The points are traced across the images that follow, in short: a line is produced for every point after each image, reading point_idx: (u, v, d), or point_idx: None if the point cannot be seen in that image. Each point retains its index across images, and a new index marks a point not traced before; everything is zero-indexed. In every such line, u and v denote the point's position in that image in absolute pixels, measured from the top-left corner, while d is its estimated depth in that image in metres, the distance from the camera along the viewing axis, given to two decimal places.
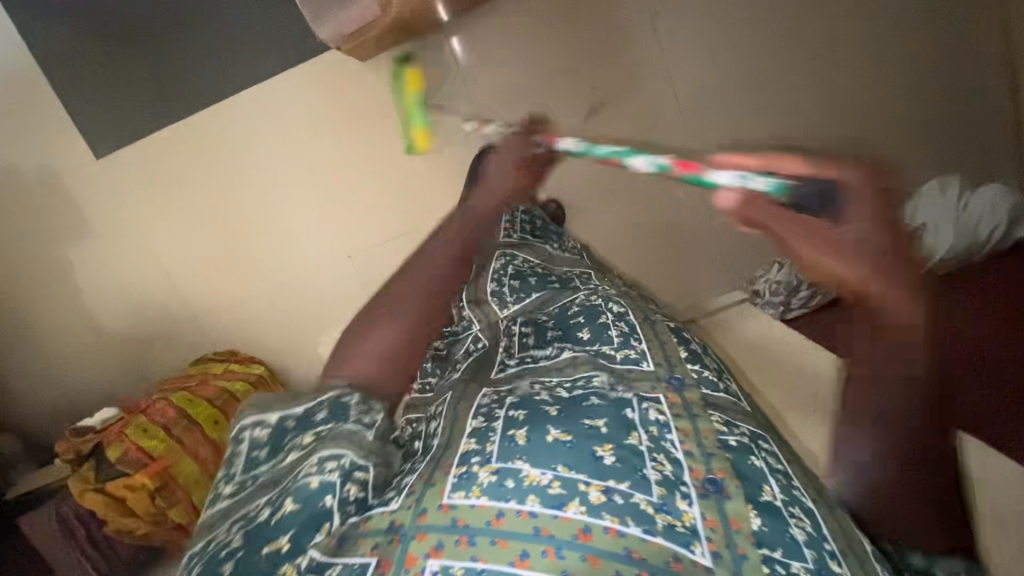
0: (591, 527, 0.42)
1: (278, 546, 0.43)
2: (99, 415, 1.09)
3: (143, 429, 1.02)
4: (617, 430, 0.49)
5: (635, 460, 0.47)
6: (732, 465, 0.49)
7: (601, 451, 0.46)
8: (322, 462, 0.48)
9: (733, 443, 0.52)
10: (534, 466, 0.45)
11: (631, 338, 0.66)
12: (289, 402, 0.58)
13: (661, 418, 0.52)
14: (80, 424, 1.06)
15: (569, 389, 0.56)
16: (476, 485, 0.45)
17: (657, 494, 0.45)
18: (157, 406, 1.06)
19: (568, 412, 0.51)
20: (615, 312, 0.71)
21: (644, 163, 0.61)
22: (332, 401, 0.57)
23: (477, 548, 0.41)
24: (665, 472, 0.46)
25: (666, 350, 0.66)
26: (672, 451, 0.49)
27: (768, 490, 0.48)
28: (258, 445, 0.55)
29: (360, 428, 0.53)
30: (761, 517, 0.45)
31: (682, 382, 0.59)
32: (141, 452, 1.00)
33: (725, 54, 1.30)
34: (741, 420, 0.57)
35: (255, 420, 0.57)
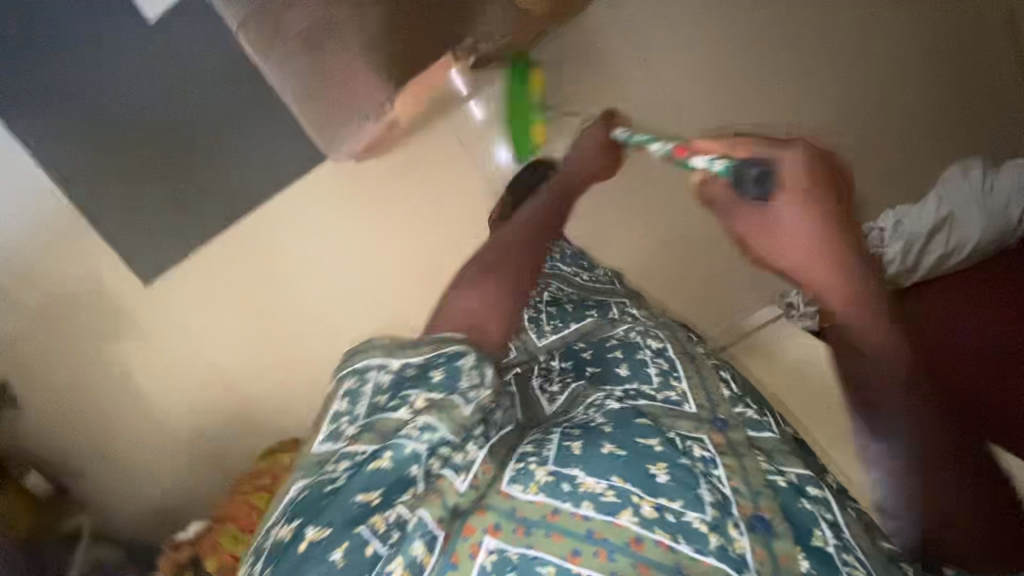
0: (643, 538, 0.45)
1: (369, 498, 0.44)
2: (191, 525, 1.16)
3: (234, 536, 1.09)
4: (669, 448, 0.52)
5: (688, 481, 0.49)
6: (781, 507, 0.52)
7: (654, 470, 0.49)
8: (422, 428, 0.46)
9: (786, 481, 0.55)
10: (590, 474, 0.48)
11: (671, 377, 0.65)
12: (410, 350, 0.53)
13: (706, 456, 0.54)
14: (178, 537, 1.15)
15: (618, 404, 0.57)
16: (533, 481, 0.47)
17: (709, 513, 0.48)
18: (242, 511, 1.13)
19: (621, 424, 0.53)
20: (654, 350, 0.70)
21: (654, 148, 0.66)
22: (443, 354, 0.52)
23: (532, 538, 0.45)
24: (717, 496, 0.50)
25: (708, 385, 0.67)
26: (722, 486, 0.51)
27: (821, 537, 0.50)
28: (374, 391, 0.51)
29: (460, 399, 0.49)
30: (809, 559, 0.48)
31: (726, 424, 0.60)
32: (236, 557, 1.07)
33: (732, 78, 1.32)
34: (785, 463, 0.58)
35: (382, 362, 0.52)
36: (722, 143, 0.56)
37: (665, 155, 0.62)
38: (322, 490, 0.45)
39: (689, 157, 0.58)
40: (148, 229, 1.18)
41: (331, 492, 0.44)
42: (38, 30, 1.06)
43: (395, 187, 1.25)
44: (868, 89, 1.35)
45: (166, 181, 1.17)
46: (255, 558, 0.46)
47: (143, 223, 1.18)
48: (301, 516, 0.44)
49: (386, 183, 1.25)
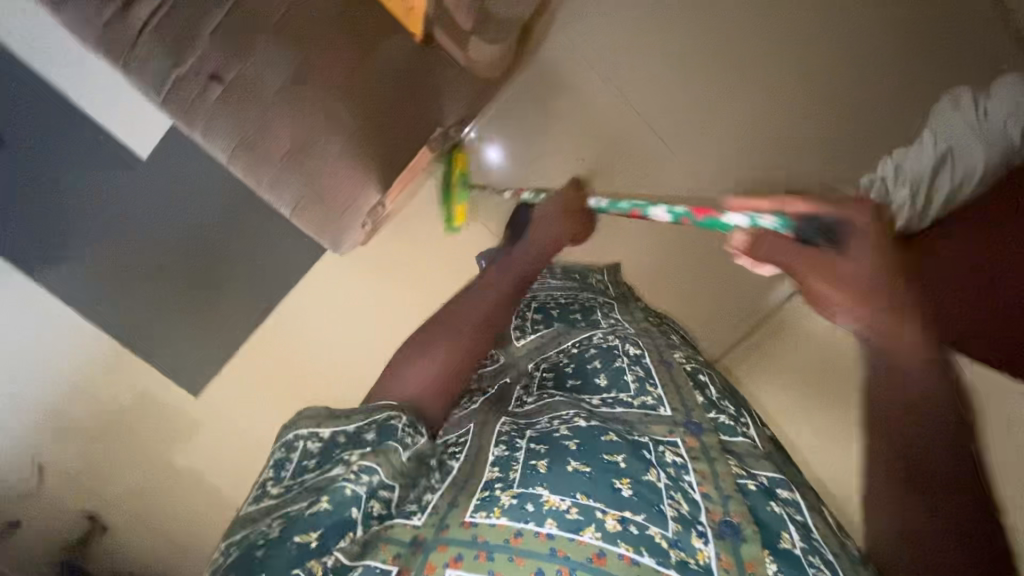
0: (607, 552, 0.39)
1: (307, 541, 0.38)
2: None
3: None
4: (635, 462, 0.45)
5: (653, 496, 0.43)
6: (750, 512, 0.45)
7: (618, 485, 0.43)
8: (361, 471, 0.42)
9: (757, 485, 0.48)
10: (554, 491, 0.42)
11: (648, 382, 0.58)
12: (341, 419, 0.48)
13: (678, 460, 0.48)
14: None
15: (587, 419, 0.50)
16: (496, 505, 0.42)
17: (671, 527, 0.41)
18: None
19: (588, 437, 0.47)
20: (631, 355, 0.62)
21: (664, 213, 0.67)
22: (373, 418, 0.48)
23: (494, 563, 0.39)
24: (681, 510, 0.43)
25: (687, 390, 0.58)
26: (690, 492, 0.45)
27: (788, 538, 0.44)
28: (308, 454, 0.46)
29: (397, 445, 0.45)
30: (778, 564, 0.42)
31: (704, 429, 0.53)
32: None
33: (726, 61, 1.20)
34: (757, 464, 0.52)
35: (310, 430, 0.48)
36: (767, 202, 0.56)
37: (684, 218, 0.63)
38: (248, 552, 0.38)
39: (721, 215, 0.57)
40: (157, 355, 1.16)
41: (268, 546, 0.38)
42: (25, 188, 1.07)
43: (392, 268, 1.26)
44: (892, 38, 1.19)
45: (173, 308, 1.18)
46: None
47: (152, 349, 1.16)
48: None
49: (383, 264, 1.26)
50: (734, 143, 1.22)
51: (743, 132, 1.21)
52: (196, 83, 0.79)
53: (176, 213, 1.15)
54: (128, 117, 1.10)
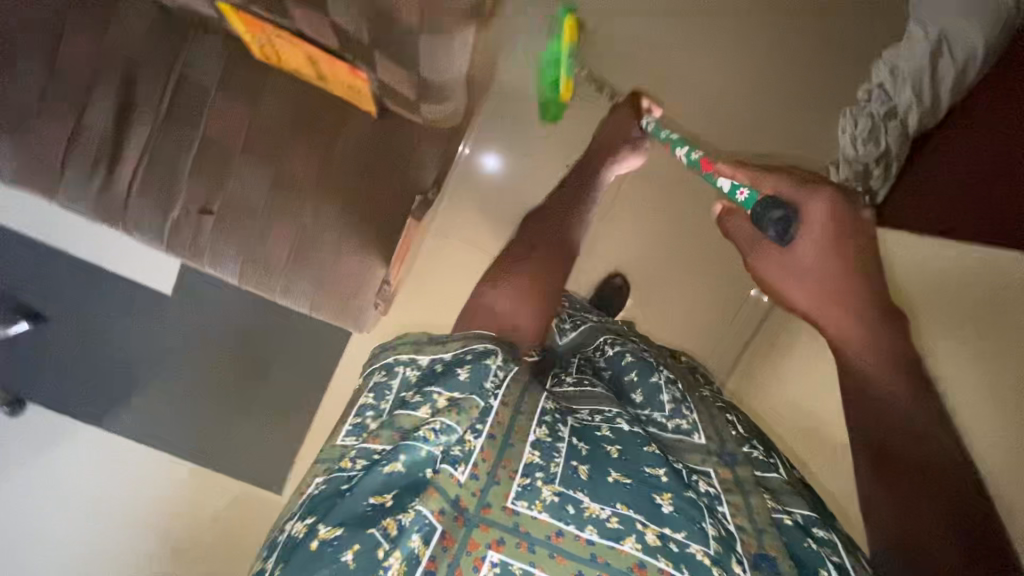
0: (647, 563, 0.37)
1: (381, 499, 0.39)
2: None
3: None
4: (677, 477, 0.42)
5: (695, 514, 0.40)
6: (786, 548, 0.41)
7: (658, 500, 0.40)
8: (438, 430, 0.41)
9: (794, 519, 0.44)
10: (595, 498, 0.40)
11: (685, 403, 0.53)
12: (438, 348, 0.49)
13: (712, 490, 0.44)
14: None
15: (630, 423, 0.47)
16: (538, 497, 0.39)
17: (713, 548, 0.38)
18: None
19: (630, 444, 0.44)
20: (667, 376, 0.57)
21: (682, 155, 0.74)
22: (468, 353, 0.47)
23: (535, 556, 0.38)
24: (721, 531, 0.40)
25: (718, 421, 0.53)
26: (726, 522, 0.41)
27: None
28: (407, 387, 0.48)
29: (480, 398, 0.43)
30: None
31: (739, 459, 0.48)
32: None
33: (703, 22, 1.11)
34: (794, 497, 0.47)
35: (409, 358, 0.50)
36: (746, 174, 0.62)
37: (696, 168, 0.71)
38: (336, 491, 0.41)
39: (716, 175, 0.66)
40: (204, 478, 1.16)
41: (351, 485, 0.41)
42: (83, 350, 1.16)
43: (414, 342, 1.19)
44: None
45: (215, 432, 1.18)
46: (272, 547, 0.43)
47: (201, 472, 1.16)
48: (315, 513, 0.41)
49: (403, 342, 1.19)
50: (734, 101, 1.12)
51: (741, 88, 1.11)
52: (190, 222, 0.85)
53: (207, 340, 1.18)
54: (142, 257, 1.15)
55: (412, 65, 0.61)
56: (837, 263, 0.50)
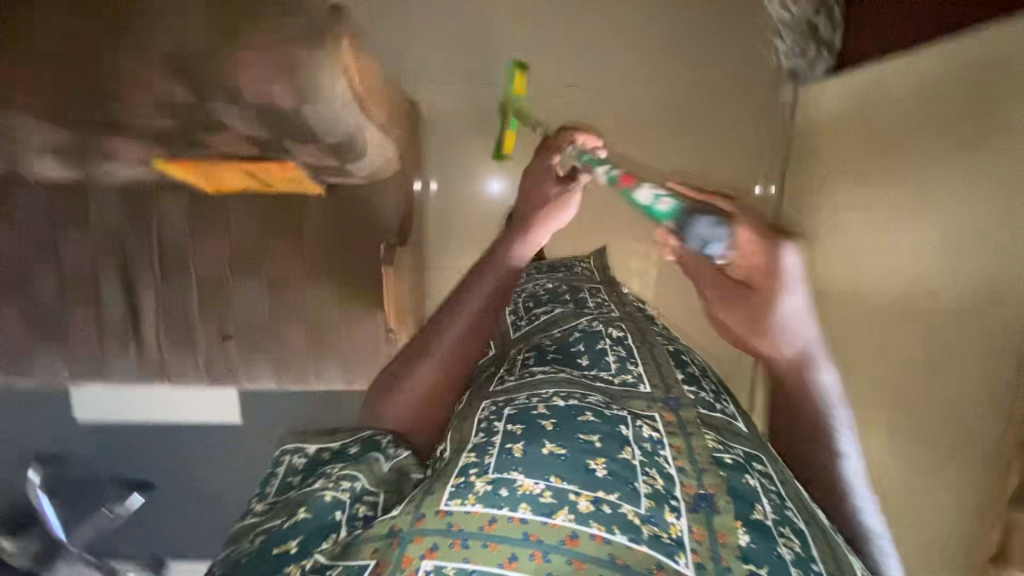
0: (579, 533, 0.35)
1: (286, 549, 0.39)
2: None
3: None
4: (612, 444, 0.43)
5: (628, 474, 0.40)
6: (728, 482, 0.42)
7: (592, 466, 0.40)
8: (340, 480, 0.45)
9: (735, 458, 0.45)
10: (530, 475, 0.39)
11: (629, 363, 0.57)
12: (326, 438, 0.53)
13: (656, 436, 0.46)
14: None
15: (567, 398, 0.48)
16: (470, 491, 0.38)
17: (644, 505, 0.38)
18: None
19: (564, 420, 0.45)
20: (613, 339, 0.62)
21: (602, 173, 0.58)
22: (359, 435, 0.54)
23: (469, 551, 0.34)
24: (655, 485, 0.40)
25: (666, 370, 0.58)
26: (665, 467, 0.43)
27: (761, 509, 0.40)
28: (295, 471, 0.50)
29: (380, 457, 0.50)
30: (750, 533, 0.38)
31: (682, 402, 0.51)
32: None
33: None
34: (738, 437, 0.49)
35: (296, 446, 0.53)
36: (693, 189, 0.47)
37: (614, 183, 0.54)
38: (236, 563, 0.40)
39: (637, 186, 0.50)
40: None
41: (251, 557, 0.40)
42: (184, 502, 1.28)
43: None
44: None
45: None
46: None
47: None
48: None
49: None
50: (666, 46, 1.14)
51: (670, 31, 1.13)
52: (215, 347, 0.95)
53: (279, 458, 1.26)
54: (201, 404, 1.23)
55: (314, 137, 0.66)
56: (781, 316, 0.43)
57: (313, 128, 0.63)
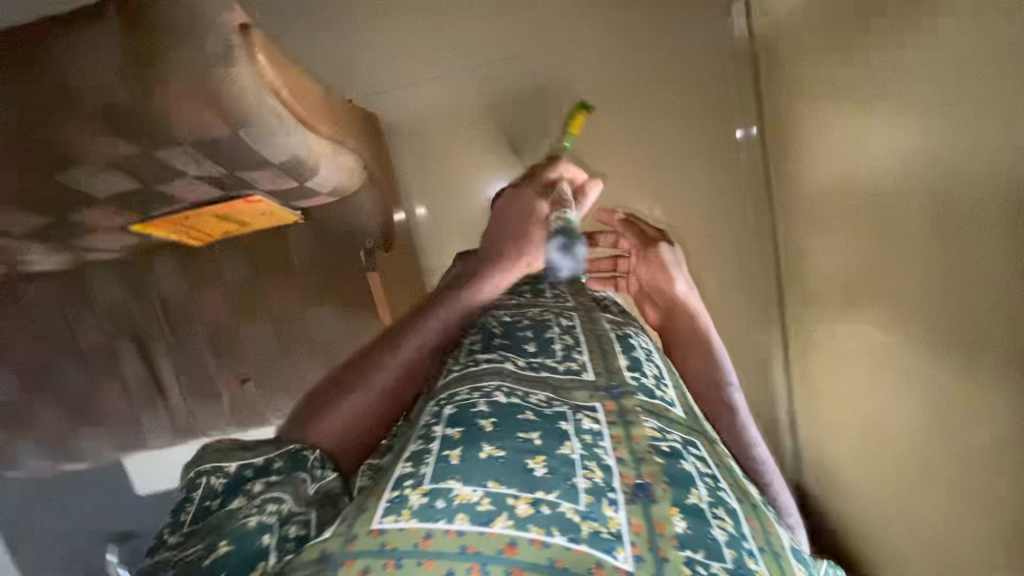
0: (519, 540, 0.32)
1: None
2: None
3: None
4: (552, 441, 0.40)
5: (568, 470, 0.37)
6: (667, 468, 0.40)
7: (530, 466, 0.37)
8: (265, 505, 0.40)
9: (671, 446, 0.42)
10: (468, 483, 0.35)
11: (574, 350, 0.54)
12: (249, 453, 0.48)
13: (597, 427, 0.43)
14: None
15: (507, 394, 0.45)
16: (405, 507, 0.33)
17: (583, 501, 0.35)
18: None
19: (504, 418, 0.41)
20: (563, 329, 0.58)
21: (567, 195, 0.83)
22: (286, 451, 0.50)
23: (405, 572, 0.30)
24: (594, 479, 0.37)
25: (613, 354, 0.55)
26: (604, 457, 0.40)
27: (696, 493, 0.38)
28: (213, 494, 0.44)
29: (305, 479, 0.46)
30: (687, 519, 0.36)
31: (623, 388, 0.48)
32: None
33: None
34: (675, 423, 0.47)
35: (213, 464, 0.47)
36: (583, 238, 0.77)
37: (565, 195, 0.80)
38: None
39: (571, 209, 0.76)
40: None
41: None
42: None
43: None
44: None
45: None
46: None
47: None
48: None
49: None
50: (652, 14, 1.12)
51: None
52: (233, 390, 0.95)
53: None
54: None
55: (260, 161, 0.66)
56: None
57: (257, 151, 0.63)
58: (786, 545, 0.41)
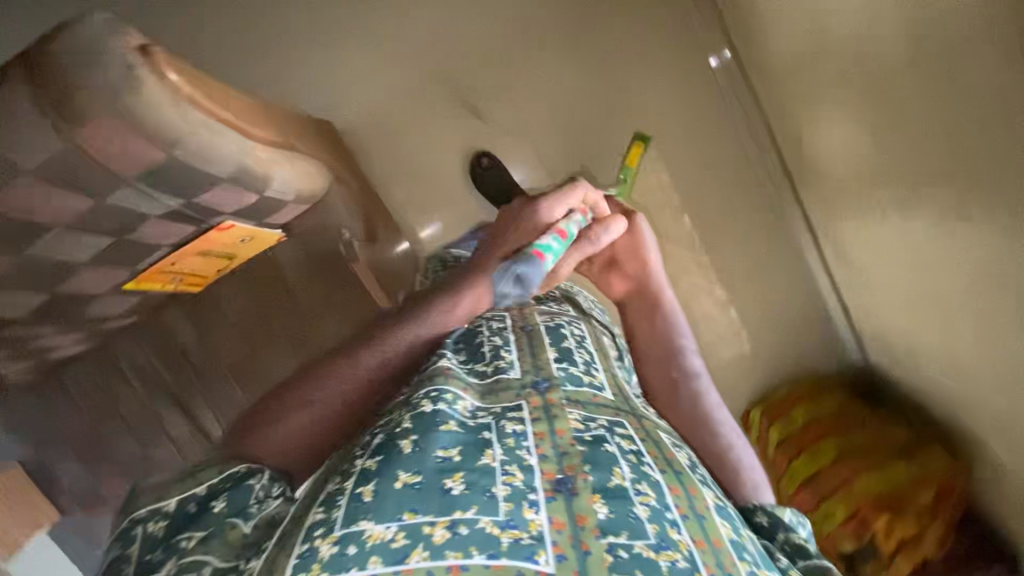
0: (435, 569, 0.39)
1: None
2: None
3: (827, 517, 1.08)
4: (471, 456, 0.48)
5: (485, 481, 0.46)
6: (589, 455, 0.50)
7: (448, 486, 0.44)
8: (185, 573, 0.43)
9: (591, 436, 0.53)
10: (379, 522, 0.41)
11: (503, 349, 0.64)
12: (189, 482, 0.49)
13: (519, 427, 0.52)
14: None
15: (432, 401, 0.52)
16: (315, 562, 0.39)
17: (502, 511, 0.43)
18: (800, 505, 1.12)
19: (424, 434, 0.48)
20: (494, 327, 0.68)
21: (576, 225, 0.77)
22: (232, 476, 0.50)
23: None
24: (514, 484, 0.46)
25: (539, 355, 0.64)
26: (525, 459, 0.49)
27: (619, 474, 0.49)
28: (151, 542, 0.46)
29: (240, 519, 0.47)
30: (607, 505, 0.46)
31: (549, 383, 0.59)
32: (852, 525, 1.05)
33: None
34: (598, 410, 0.58)
35: (150, 508, 0.47)
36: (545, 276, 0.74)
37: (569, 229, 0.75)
38: None
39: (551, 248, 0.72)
40: None
41: None
42: None
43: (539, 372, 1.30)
44: None
45: None
46: None
47: None
48: None
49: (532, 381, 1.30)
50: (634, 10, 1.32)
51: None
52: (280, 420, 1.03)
53: None
54: None
55: (200, 183, 0.66)
56: (646, 284, 0.90)
57: (199, 171, 0.64)
58: (714, 504, 0.53)
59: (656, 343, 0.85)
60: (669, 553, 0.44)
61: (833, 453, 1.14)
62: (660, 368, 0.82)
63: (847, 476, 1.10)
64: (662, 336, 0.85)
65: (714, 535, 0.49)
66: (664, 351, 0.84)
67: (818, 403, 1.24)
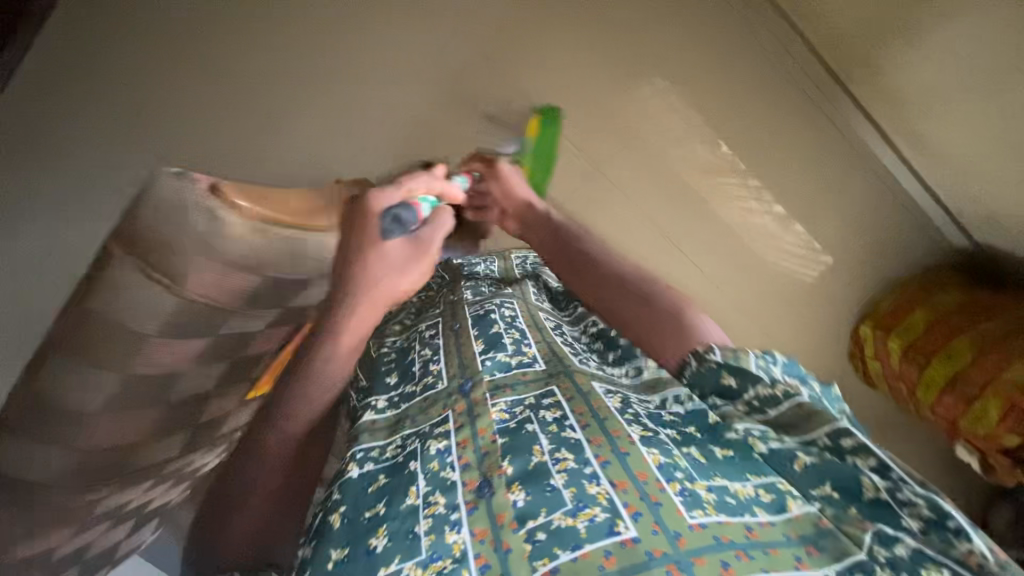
0: None
1: None
2: (962, 456, 1.10)
3: (974, 416, 1.03)
4: (394, 503, 0.57)
5: (407, 524, 0.54)
6: (505, 448, 0.58)
7: (373, 545, 0.54)
8: None
9: (512, 426, 0.62)
10: None
11: (431, 363, 0.79)
12: None
13: (441, 445, 0.61)
14: (978, 469, 1.10)
15: (361, 462, 0.64)
16: None
17: (424, 549, 0.51)
18: (942, 407, 1.09)
19: (350, 498, 0.59)
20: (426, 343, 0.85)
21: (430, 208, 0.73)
22: None
23: None
24: (436, 512, 0.54)
25: (464, 359, 0.76)
26: (448, 478, 0.57)
27: (537, 455, 0.57)
28: None
29: None
30: (524, 491, 0.53)
31: (471, 383, 0.70)
32: (998, 421, 1.00)
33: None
34: (526, 387, 0.69)
35: None
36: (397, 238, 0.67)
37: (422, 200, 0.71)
38: None
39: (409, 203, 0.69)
40: None
41: None
42: None
43: None
44: None
45: None
46: None
47: None
48: None
49: None
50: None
51: None
52: None
53: None
54: None
55: (293, 287, 0.68)
56: (523, 201, 0.99)
57: (294, 278, 0.67)
58: (641, 436, 0.57)
59: (564, 238, 0.90)
60: (587, 512, 0.49)
61: (970, 350, 1.05)
62: (575, 263, 0.86)
63: (992, 365, 1.01)
64: (557, 239, 0.91)
65: (639, 469, 0.53)
66: (570, 250, 0.88)
67: (937, 300, 1.17)
